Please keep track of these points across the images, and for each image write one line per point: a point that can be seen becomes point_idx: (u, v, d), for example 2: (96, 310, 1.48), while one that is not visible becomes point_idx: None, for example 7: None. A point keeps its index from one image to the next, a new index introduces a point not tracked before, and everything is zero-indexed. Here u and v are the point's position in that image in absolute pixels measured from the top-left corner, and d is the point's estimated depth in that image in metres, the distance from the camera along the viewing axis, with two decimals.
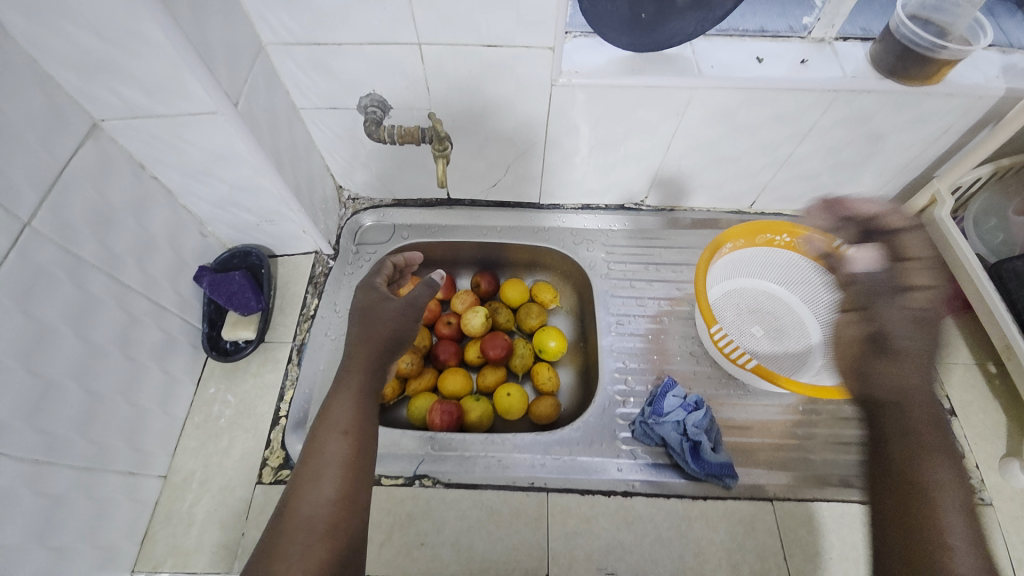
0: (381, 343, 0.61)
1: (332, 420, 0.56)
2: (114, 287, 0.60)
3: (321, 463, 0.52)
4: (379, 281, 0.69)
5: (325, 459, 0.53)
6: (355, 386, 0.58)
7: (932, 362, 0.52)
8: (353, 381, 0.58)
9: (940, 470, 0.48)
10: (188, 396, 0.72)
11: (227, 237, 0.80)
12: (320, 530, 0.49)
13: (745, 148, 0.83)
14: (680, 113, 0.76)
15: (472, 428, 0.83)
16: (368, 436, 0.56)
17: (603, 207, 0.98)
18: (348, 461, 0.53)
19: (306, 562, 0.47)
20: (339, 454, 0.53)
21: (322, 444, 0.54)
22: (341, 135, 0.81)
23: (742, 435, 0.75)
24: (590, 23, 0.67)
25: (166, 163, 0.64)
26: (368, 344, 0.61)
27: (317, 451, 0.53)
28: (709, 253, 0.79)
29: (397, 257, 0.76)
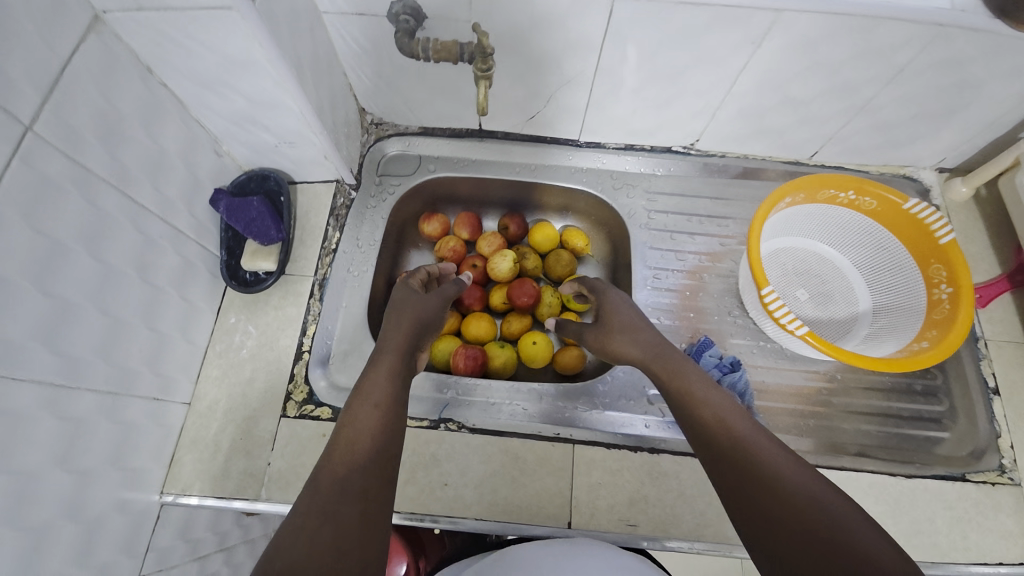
0: (411, 327, 0.65)
1: (366, 394, 0.57)
2: (127, 205, 0.55)
3: (356, 430, 0.53)
4: (414, 283, 0.74)
5: (359, 426, 0.53)
6: (388, 364, 0.61)
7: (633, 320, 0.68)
8: (386, 359, 0.61)
9: (686, 376, 0.60)
10: (209, 324, 0.70)
11: (245, 159, 0.74)
12: (355, 491, 0.48)
13: (822, 89, 0.74)
14: (757, 41, 0.66)
15: (495, 374, 0.82)
16: (398, 407, 0.57)
17: (649, 148, 0.89)
18: (382, 431, 0.54)
19: (341, 516, 0.46)
20: (372, 421, 0.54)
21: (356, 412, 0.55)
22: (368, 48, 0.72)
23: (766, 399, 0.75)
24: None
25: (177, 68, 0.57)
26: (400, 329, 0.65)
27: (353, 420, 0.54)
28: (768, 207, 0.72)
29: (431, 267, 0.79)
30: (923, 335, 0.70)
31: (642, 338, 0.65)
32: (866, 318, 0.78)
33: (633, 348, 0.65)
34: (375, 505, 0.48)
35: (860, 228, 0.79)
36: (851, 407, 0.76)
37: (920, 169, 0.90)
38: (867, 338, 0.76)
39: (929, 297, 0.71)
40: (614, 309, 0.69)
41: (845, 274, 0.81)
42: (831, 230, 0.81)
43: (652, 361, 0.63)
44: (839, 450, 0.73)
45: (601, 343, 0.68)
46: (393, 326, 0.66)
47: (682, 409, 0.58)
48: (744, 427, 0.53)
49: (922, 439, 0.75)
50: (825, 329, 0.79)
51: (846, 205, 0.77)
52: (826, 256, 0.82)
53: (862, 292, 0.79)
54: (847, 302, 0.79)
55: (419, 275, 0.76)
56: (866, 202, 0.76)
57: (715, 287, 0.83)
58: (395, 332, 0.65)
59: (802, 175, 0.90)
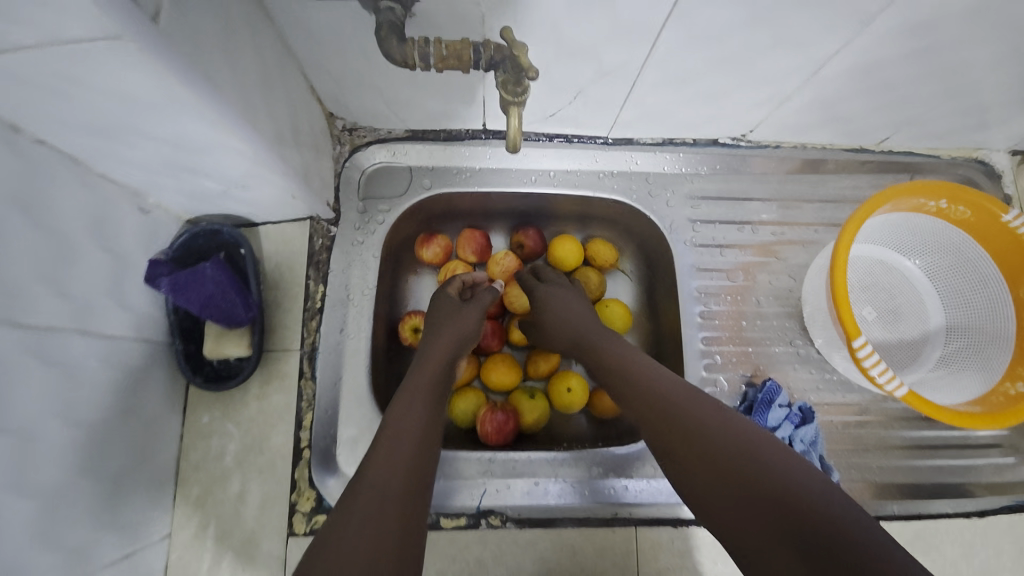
0: (454, 340, 0.59)
1: (406, 399, 0.51)
2: (23, 338, 0.39)
3: (403, 431, 0.48)
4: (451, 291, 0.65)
5: (402, 433, 0.48)
6: (426, 379, 0.54)
7: (561, 307, 0.64)
8: (426, 371, 0.55)
9: (635, 355, 0.57)
10: (176, 429, 0.56)
11: (185, 210, 0.55)
12: (396, 493, 0.43)
13: (922, 74, 0.58)
14: (863, 22, 0.49)
15: (527, 430, 0.69)
16: (435, 427, 0.51)
17: (691, 142, 0.73)
18: (422, 438, 0.49)
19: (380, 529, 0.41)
20: (414, 433, 0.48)
21: (395, 422, 0.49)
22: (332, 45, 0.51)
23: (831, 442, 0.67)
24: None
25: (55, 121, 0.38)
26: (444, 334, 0.59)
27: (390, 426, 0.48)
28: (864, 212, 0.59)
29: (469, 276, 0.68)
30: (1014, 372, 0.63)
31: (571, 322, 0.63)
32: (938, 338, 0.69)
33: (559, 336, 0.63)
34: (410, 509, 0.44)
35: (941, 239, 0.68)
36: (924, 437, 0.69)
37: (993, 151, 0.77)
38: (941, 363, 0.68)
39: (1020, 324, 0.63)
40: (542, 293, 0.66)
41: (916, 287, 0.71)
42: (905, 236, 0.70)
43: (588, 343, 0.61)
44: (915, 492, 0.66)
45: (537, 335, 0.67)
46: (439, 330, 0.60)
47: (624, 391, 0.55)
48: (689, 397, 0.51)
49: (994, 468, 0.69)
50: (894, 354, 0.69)
51: (932, 212, 0.66)
52: (893, 265, 0.71)
53: (935, 305, 0.70)
54: (918, 318, 0.70)
55: (454, 285, 0.66)
56: (958, 210, 0.64)
57: (772, 310, 0.72)
58: (446, 334, 0.59)
59: (867, 164, 0.76)
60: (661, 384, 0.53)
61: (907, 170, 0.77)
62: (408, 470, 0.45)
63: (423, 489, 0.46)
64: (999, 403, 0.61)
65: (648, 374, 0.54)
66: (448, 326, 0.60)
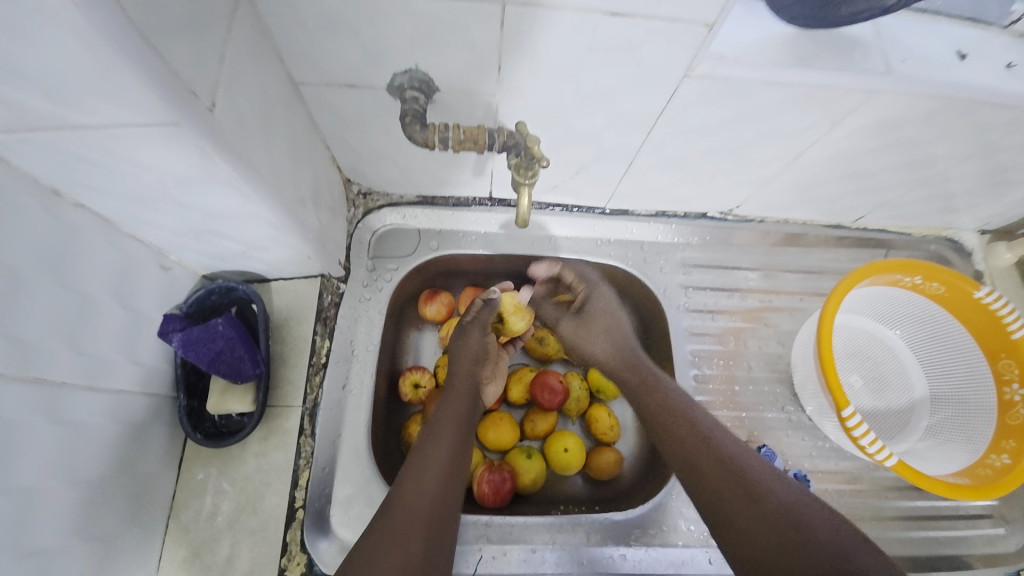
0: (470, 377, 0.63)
1: (432, 433, 0.55)
2: (38, 392, 0.40)
3: (429, 459, 0.51)
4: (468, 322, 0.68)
5: (429, 462, 0.51)
6: (453, 413, 0.58)
7: (615, 324, 0.69)
8: (451, 406, 0.59)
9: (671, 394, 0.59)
10: (169, 486, 0.55)
11: (202, 267, 0.58)
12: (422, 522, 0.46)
13: (891, 164, 0.64)
14: (837, 122, 0.55)
15: (524, 491, 0.68)
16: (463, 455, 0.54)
17: (682, 214, 0.78)
18: (450, 466, 0.52)
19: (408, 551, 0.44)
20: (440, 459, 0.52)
21: (424, 452, 0.52)
22: (357, 123, 0.56)
23: None
24: None
25: (98, 188, 0.41)
26: (460, 370, 0.63)
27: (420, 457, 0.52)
28: (847, 285, 0.63)
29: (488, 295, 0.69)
30: (999, 446, 0.65)
31: (613, 337, 0.68)
32: (924, 408, 0.71)
33: (605, 348, 0.68)
34: (434, 549, 0.45)
35: (919, 312, 0.72)
36: (918, 507, 0.70)
37: (962, 231, 0.83)
38: (929, 433, 0.70)
39: (1000, 397, 0.66)
40: (598, 304, 0.70)
41: (898, 355, 0.74)
42: (885, 309, 0.74)
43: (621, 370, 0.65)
44: (912, 566, 0.66)
45: (574, 334, 0.70)
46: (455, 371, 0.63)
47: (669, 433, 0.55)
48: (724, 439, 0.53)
49: (987, 539, 0.69)
50: (882, 422, 0.71)
51: (908, 287, 0.70)
52: (876, 335, 0.75)
53: (917, 376, 0.72)
54: (903, 388, 0.72)
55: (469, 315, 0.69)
56: (933, 286, 0.69)
57: (763, 375, 0.74)
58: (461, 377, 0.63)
59: (845, 240, 0.82)
60: (699, 420, 0.55)
61: (881, 246, 0.82)
62: (433, 500, 0.48)
63: (451, 516, 0.49)
64: (988, 476, 0.63)
65: (695, 413, 0.56)
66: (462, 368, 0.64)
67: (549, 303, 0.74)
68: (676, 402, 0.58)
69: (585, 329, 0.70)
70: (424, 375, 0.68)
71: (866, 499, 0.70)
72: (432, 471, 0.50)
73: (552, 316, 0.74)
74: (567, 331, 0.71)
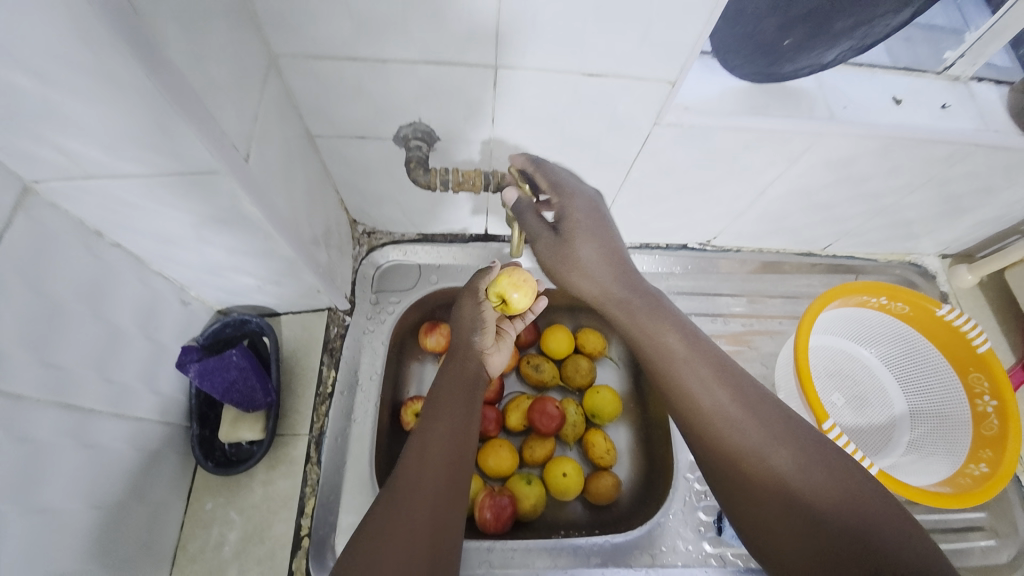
0: (465, 377, 0.59)
1: (421, 445, 0.50)
2: (70, 419, 0.43)
3: (418, 476, 0.48)
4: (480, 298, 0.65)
5: (421, 479, 0.47)
6: (442, 419, 0.53)
7: (610, 244, 0.51)
8: (441, 412, 0.54)
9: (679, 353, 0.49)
10: (177, 516, 0.57)
11: (217, 303, 0.62)
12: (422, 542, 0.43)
13: (848, 197, 0.71)
14: (793, 160, 0.62)
15: (525, 518, 0.70)
16: (460, 463, 0.50)
17: (664, 246, 0.84)
18: (443, 480, 0.48)
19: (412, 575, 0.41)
20: (433, 475, 0.48)
21: (415, 471, 0.48)
22: (365, 169, 0.62)
23: None
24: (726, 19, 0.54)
25: (135, 230, 0.45)
26: (448, 374, 0.59)
27: (409, 474, 0.48)
28: (818, 306, 0.68)
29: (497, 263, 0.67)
30: (977, 455, 0.68)
31: (607, 263, 0.51)
32: (905, 423, 0.74)
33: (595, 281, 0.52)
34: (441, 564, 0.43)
35: (890, 331, 0.77)
36: None
37: (925, 256, 0.90)
38: (911, 447, 0.73)
39: (973, 409, 0.70)
40: (581, 216, 0.50)
41: (875, 373, 0.78)
42: (859, 329, 0.78)
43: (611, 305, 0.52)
44: None
45: (557, 257, 0.51)
46: (444, 376, 0.59)
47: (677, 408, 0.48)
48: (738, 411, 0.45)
49: (979, 551, 0.70)
50: (866, 438, 0.74)
51: (876, 308, 0.75)
52: (853, 354, 0.79)
53: (895, 392, 0.76)
54: (882, 404, 0.76)
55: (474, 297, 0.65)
56: (898, 306, 0.74)
57: None
58: (452, 378, 0.58)
59: (817, 266, 0.87)
60: (707, 382, 0.47)
61: (851, 271, 0.88)
62: (432, 518, 0.45)
63: (453, 528, 0.46)
64: (968, 484, 0.66)
65: (712, 374, 0.48)
66: (454, 370, 0.59)
67: (533, 214, 0.53)
68: (684, 362, 0.48)
69: (568, 253, 0.51)
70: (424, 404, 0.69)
71: None
72: (424, 491, 0.47)
73: (533, 229, 0.52)
74: (542, 251, 0.52)
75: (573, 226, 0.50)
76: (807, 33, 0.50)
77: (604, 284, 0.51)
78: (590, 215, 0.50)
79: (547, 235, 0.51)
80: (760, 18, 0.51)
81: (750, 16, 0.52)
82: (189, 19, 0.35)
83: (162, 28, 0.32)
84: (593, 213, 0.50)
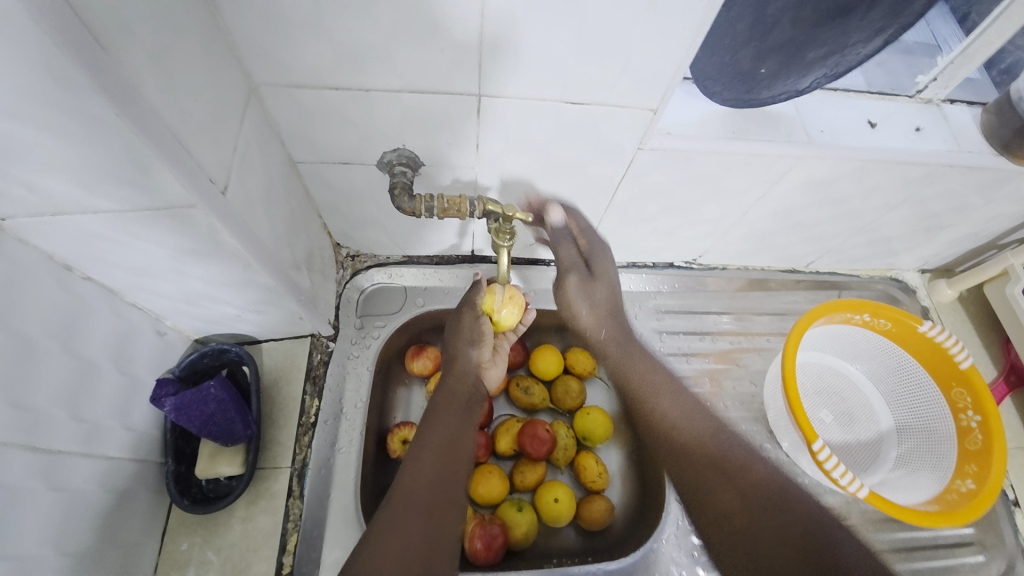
0: (459, 398, 0.60)
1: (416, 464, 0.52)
2: (37, 463, 0.41)
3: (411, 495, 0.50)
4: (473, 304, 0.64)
5: (413, 499, 0.49)
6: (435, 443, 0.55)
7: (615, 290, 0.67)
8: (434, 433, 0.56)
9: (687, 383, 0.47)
10: (150, 560, 0.54)
11: (196, 332, 0.60)
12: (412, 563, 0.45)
13: (828, 216, 0.72)
14: (774, 182, 0.63)
15: (516, 546, 0.68)
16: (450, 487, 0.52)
17: (651, 265, 0.84)
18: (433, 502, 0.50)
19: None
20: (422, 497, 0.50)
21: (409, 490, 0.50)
22: (349, 193, 0.62)
23: None
24: (704, 47, 0.55)
25: (108, 262, 0.44)
26: (442, 391, 0.60)
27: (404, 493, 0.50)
28: (804, 324, 0.69)
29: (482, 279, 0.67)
30: (963, 471, 0.68)
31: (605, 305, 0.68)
32: (892, 439, 0.75)
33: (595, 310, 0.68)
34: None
35: (875, 348, 0.77)
36: (898, 538, 0.72)
37: (905, 271, 0.91)
38: (899, 463, 0.73)
39: (957, 423, 0.70)
40: (602, 258, 0.66)
41: (862, 390, 0.78)
42: (845, 346, 0.79)
43: (601, 328, 0.69)
44: None
45: (579, 289, 0.67)
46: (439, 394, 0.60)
47: None
48: None
49: (969, 567, 0.70)
50: (855, 455, 0.74)
51: (860, 324, 0.76)
52: (840, 370, 0.79)
53: (881, 409, 0.76)
54: (870, 420, 0.76)
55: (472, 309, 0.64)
56: (881, 322, 0.75)
57: (740, 415, 0.77)
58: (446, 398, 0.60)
59: (801, 283, 0.88)
60: None
61: (835, 287, 0.89)
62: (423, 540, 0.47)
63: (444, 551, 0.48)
64: (954, 501, 0.66)
65: None
66: (449, 386, 0.61)
67: (568, 244, 0.65)
68: None
69: (591, 288, 0.67)
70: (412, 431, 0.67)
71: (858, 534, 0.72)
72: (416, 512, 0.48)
73: (573, 262, 0.66)
74: (574, 288, 0.67)
75: (598, 265, 0.66)
76: (779, 62, 0.52)
77: (593, 314, 0.69)
78: (610, 267, 0.67)
79: (580, 273, 0.66)
80: (736, 49, 0.52)
81: (728, 46, 0.52)
82: (164, 55, 0.34)
83: (137, 65, 0.31)
84: (608, 263, 0.67)
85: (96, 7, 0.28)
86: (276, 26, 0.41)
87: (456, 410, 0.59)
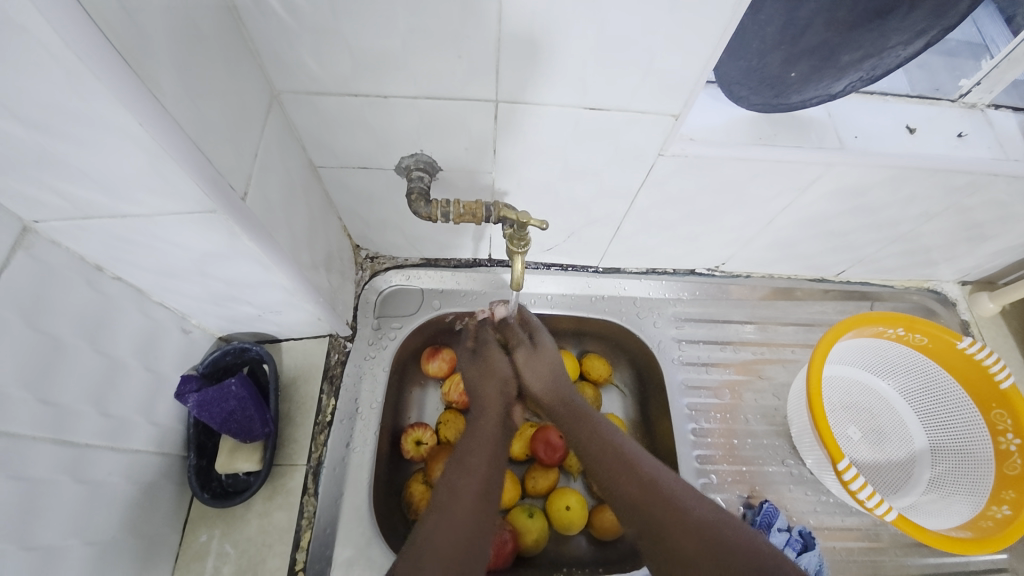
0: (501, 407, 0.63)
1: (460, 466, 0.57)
2: (66, 455, 0.43)
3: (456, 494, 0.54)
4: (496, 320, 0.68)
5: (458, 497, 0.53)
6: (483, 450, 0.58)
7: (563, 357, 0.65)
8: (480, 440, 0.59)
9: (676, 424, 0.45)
10: (172, 550, 0.56)
11: (219, 330, 0.61)
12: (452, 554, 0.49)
13: (860, 225, 0.69)
14: (802, 189, 0.61)
15: (526, 552, 0.68)
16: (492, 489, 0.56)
17: (671, 272, 0.82)
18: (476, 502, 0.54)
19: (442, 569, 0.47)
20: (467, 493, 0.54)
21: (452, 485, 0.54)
22: (368, 197, 0.62)
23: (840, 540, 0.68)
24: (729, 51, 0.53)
25: (135, 264, 0.45)
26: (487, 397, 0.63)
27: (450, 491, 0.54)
28: (831, 337, 0.66)
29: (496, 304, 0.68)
30: (1000, 496, 0.64)
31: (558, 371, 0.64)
32: (925, 459, 0.71)
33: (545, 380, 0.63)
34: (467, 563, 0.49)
35: (908, 363, 0.74)
36: (928, 564, 0.68)
37: (943, 282, 0.87)
38: (932, 486, 0.69)
39: (996, 446, 0.67)
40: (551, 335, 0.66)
41: (893, 406, 0.74)
42: (876, 360, 0.76)
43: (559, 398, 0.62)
44: None
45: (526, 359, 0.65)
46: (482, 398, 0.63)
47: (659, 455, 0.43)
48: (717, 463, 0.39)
49: None
50: (883, 474, 0.71)
51: (892, 338, 0.73)
52: (869, 385, 0.76)
53: (915, 427, 0.73)
54: (902, 439, 0.72)
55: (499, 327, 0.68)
56: (916, 337, 0.71)
57: (760, 428, 0.75)
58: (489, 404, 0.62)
59: (830, 292, 0.85)
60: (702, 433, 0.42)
61: (866, 297, 0.85)
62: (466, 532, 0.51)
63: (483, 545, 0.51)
64: (989, 528, 0.62)
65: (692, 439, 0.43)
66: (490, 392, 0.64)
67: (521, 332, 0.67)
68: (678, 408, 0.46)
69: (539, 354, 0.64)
70: (426, 433, 0.68)
71: (887, 557, 0.68)
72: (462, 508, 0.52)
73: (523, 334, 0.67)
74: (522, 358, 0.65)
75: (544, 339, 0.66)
76: (811, 66, 0.50)
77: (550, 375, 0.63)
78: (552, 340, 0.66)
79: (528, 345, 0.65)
80: (765, 53, 0.50)
81: (756, 50, 0.50)
82: (186, 67, 0.35)
83: (160, 77, 0.32)
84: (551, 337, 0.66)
85: (122, 23, 0.29)
86: (297, 36, 0.42)
87: (489, 448, 0.59)
